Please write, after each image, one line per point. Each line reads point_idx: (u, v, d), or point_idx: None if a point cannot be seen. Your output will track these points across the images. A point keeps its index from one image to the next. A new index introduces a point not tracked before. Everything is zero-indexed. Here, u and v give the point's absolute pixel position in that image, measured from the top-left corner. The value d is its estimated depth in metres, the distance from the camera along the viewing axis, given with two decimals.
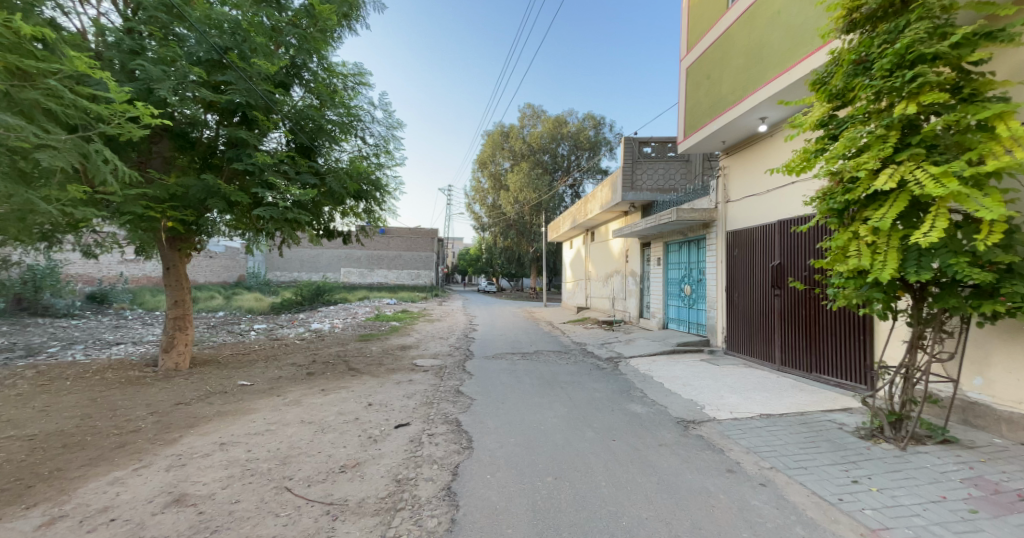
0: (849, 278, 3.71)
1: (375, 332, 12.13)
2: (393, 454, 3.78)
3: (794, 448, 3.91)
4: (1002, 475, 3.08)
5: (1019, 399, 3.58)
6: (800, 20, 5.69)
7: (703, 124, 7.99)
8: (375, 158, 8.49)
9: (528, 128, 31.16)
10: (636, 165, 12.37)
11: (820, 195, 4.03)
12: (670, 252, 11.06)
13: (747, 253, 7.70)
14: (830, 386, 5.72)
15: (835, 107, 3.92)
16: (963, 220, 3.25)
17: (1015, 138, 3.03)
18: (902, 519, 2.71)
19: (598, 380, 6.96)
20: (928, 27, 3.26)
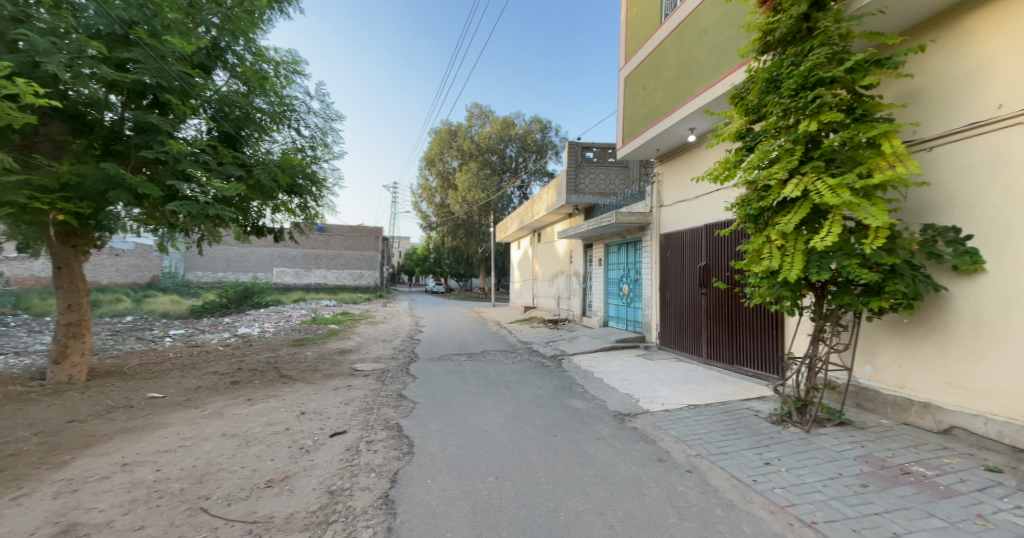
0: (763, 278, 4.10)
1: (311, 336, 11.45)
2: (326, 464, 3.58)
3: (716, 435, 4.23)
4: (886, 452, 3.54)
5: (900, 383, 4.13)
6: (723, 39, 6.16)
7: (639, 132, 8.41)
8: (310, 151, 8.04)
9: (476, 127, 31.00)
10: (579, 169, 12.76)
11: (739, 202, 4.40)
12: (610, 253, 11.51)
13: (678, 255, 8.20)
14: (748, 377, 6.25)
15: (751, 121, 4.29)
16: (855, 226, 3.69)
17: (895, 155, 3.49)
18: (806, 495, 3.02)
19: (542, 379, 7.08)
20: (827, 53, 3.68)
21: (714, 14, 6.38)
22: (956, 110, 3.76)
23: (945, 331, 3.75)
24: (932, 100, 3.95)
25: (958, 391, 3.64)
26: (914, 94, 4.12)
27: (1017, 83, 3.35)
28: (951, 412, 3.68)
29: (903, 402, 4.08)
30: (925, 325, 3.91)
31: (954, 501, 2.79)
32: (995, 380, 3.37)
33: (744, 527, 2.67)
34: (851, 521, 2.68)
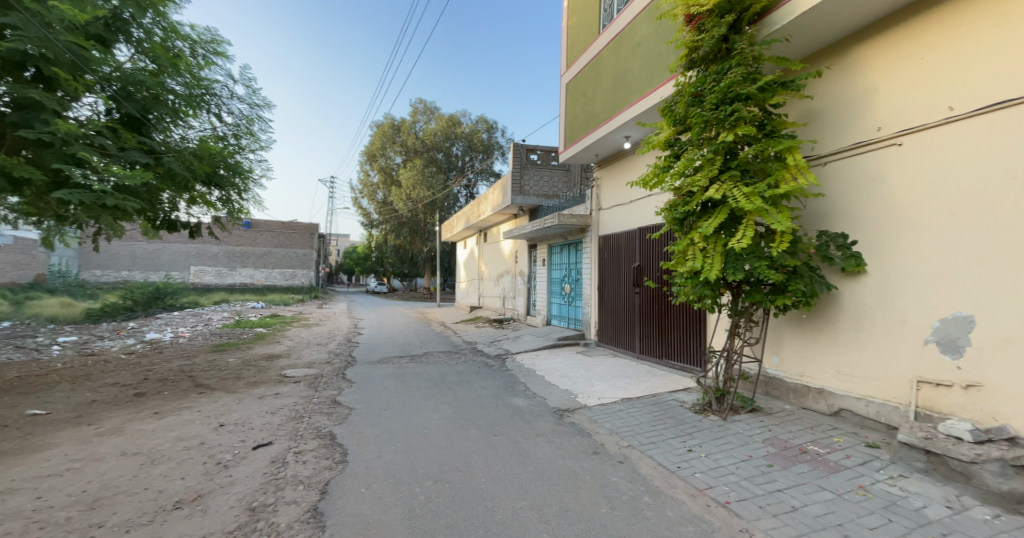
0: (688, 278, 4.41)
1: (236, 341, 10.56)
2: (248, 479, 3.32)
3: (646, 426, 4.48)
4: (788, 434, 3.95)
5: (801, 372, 4.63)
6: (654, 53, 6.52)
7: (579, 137, 8.68)
8: (234, 140, 7.40)
9: (421, 123, 30.27)
10: (523, 170, 12.92)
11: (667, 206, 4.70)
12: (553, 253, 11.78)
13: (614, 256, 8.59)
14: (676, 370, 6.69)
15: (678, 131, 4.60)
16: (764, 231, 4.09)
17: (796, 168, 3.92)
18: (722, 477, 3.29)
19: (484, 378, 7.08)
20: (743, 72, 4.04)
21: (647, 29, 6.73)
22: (845, 132, 4.28)
23: (836, 325, 4.26)
24: (827, 121, 4.47)
25: (846, 377, 4.15)
26: (813, 115, 4.63)
27: (892, 110, 3.88)
28: (840, 396, 4.19)
29: (802, 388, 4.58)
30: (820, 320, 4.42)
31: (842, 475, 3.18)
32: (876, 367, 3.89)
33: (668, 511, 2.85)
34: (759, 498, 2.96)
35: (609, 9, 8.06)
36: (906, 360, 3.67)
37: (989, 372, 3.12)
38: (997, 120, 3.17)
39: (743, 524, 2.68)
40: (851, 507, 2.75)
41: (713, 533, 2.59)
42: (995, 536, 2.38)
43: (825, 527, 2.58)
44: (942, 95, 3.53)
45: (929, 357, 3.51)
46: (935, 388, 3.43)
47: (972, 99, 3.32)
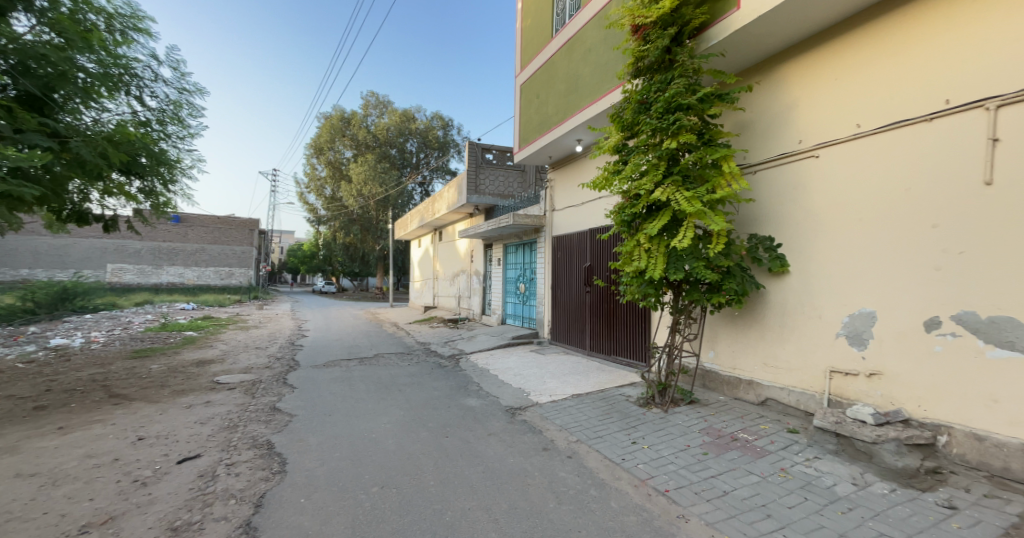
0: (634, 277, 4.60)
1: (161, 346, 9.66)
2: (170, 497, 3.05)
3: (594, 421, 4.62)
4: (722, 423, 4.23)
5: (733, 365, 4.97)
6: (603, 60, 6.72)
7: (533, 138, 8.78)
8: (158, 126, 6.77)
9: (373, 117, 29.23)
10: (479, 169, 12.86)
11: (615, 209, 4.86)
12: (508, 253, 11.84)
13: (567, 257, 8.77)
14: (623, 366, 6.95)
15: (626, 137, 4.78)
16: (703, 233, 4.35)
17: (731, 175, 4.20)
18: (662, 467, 3.46)
19: (437, 379, 6.97)
20: (684, 83, 4.26)
21: (597, 36, 6.93)
22: (772, 143, 4.64)
23: (764, 321, 4.61)
24: (757, 133, 4.83)
25: (772, 369, 4.50)
26: (745, 126, 4.98)
27: (811, 125, 4.27)
28: (766, 386, 4.54)
29: (734, 380, 4.91)
30: (751, 316, 4.76)
31: (767, 459, 3.45)
32: (796, 359, 4.26)
33: (612, 503, 2.95)
34: (695, 485, 3.14)
35: (561, 14, 8.21)
36: (821, 351, 4.05)
37: (887, 361, 3.51)
38: (896, 139, 3.57)
39: (680, 510, 2.83)
40: (774, 489, 3.00)
41: (653, 521, 2.71)
42: (892, 507, 2.69)
43: (751, 508, 2.79)
44: (851, 113, 3.92)
45: (840, 349, 3.89)
46: (845, 376, 3.82)
47: (876, 118, 3.73)
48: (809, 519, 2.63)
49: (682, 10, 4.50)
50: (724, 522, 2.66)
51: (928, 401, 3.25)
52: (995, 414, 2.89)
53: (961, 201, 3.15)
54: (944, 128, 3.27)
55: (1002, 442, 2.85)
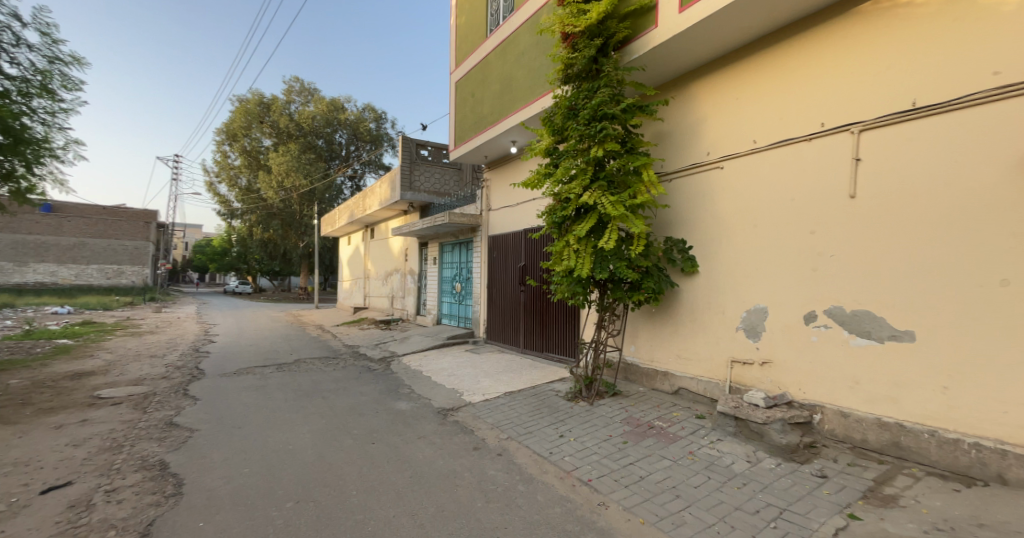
0: (564, 277, 4.78)
1: (26, 357, 8.18)
2: (27, 535, 2.58)
3: (524, 417, 4.71)
4: (641, 413, 4.52)
5: (651, 358, 5.34)
6: (536, 64, 6.86)
7: (468, 136, 8.74)
8: (20, 98, 5.71)
9: (297, 104, 27.17)
10: (413, 166, 12.51)
11: (546, 210, 4.99)
12: (443, 252, 11.66)
13: (502, 256, 8.85)
14: (554, 362, 7.16)
15: (556, 141, 4.93)
16: (625, 236, 4.62)
17: (650, 182, 4.51)
18: (586, 457, 3.62)
19: (365, 383, 6.65)
20: (610, 93, 4.50)
21: (530, 41, 7.06)
22: (685, 154, 5.05)
23: (677, 316, 5.00)
24: (673, 143, 5.22)
25: (684, 360, 4.90)
26: (663, 137, 5.37)
27: (717, 139, 4.71)
28: (678, 377, 4.93)
29: (652, 372, 5.27)
30: (667, 312, 5.14)
31: (678, 443, 3.76)
32: (704, 350, 4.68)
33: (539, 496, 3.03)
34: (615, 473, 3.32)
35: (495, 15, 8.24)
36: (724, 343, 4.49)
37: (776, 350, 4.00)
38: (784, 154, 4.06)
39: (601, 498, 2.98)
40: (683, 471, 3.27)
41: (576, 510, 2.82)
42: (777, 479, 3.06)
43: (663, 491, 3.02)
44: (749, 130, 4.39)
45: (740, 341, 4.33)
46: (743, 365, 4.27)
47: (768, 135, 4.21)
48: (711, 496, 2.90)
49: (607, 23, 4.75)
50: (640, 506, 2.84)
51: (807, 385, 3.74)
52: (857, 393, 3.41)
53: (833, 211, 3.65)
54: (821, 146, 3.78)
55: (861, 417, 3.36)
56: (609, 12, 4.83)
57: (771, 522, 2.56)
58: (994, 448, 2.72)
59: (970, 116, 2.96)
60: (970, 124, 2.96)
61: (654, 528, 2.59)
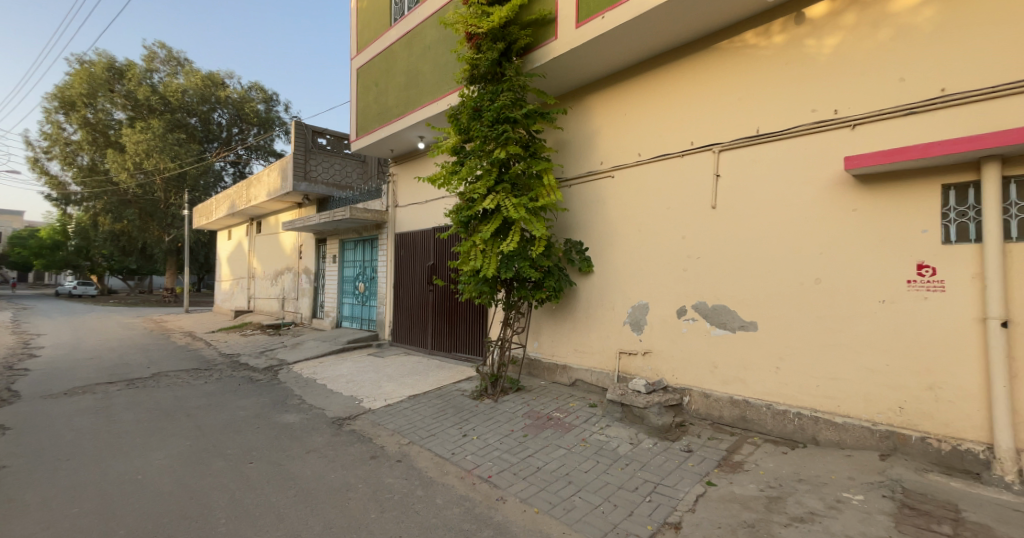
0: (470, 276, 4.79)
1: None
2: None
3: (428, 420, 4.61)
4: (541, 406, 4.72)
5: (552, 353, 5.61)
6: (442, 61, 6.75)
7: (371, 128, 8.29)
8: None
9: (163, 73, 23.16)
10: (308, 155, 11.47)
11: (453, 209, 4.95)
12: (344, 250, 10.89)
13: (408, 254, 8.56)
14: (461, 361, 7.14)
15: (462, 140, 4.93)
16: (528, 237, 4.79)
17: (550, 187, 4.73)
18: (487, 454, 3.66)
19: (247, 396, 5.91)
20: (513, 97, 4.62)
21: (436, 35, 6.92)
22: (582, 162, 5.40)
23: (575, 313, 5.33)
24: (572, 151, 5.54)
25: (580, 353, 5.24)
26: (563, 144, 5.66)
27: (609, 150, 5.10)
28: (575, 369, 5.25)
29: (553, 366, 5.54)
30: (566, 310, 5.44)
31: (572, 432, 4.00)
32: (597, 344, 5.06)
33: (437, 499, 2.98)
34: (514, 466, 3.42)
35: (400, 4, 7.95)
36: (613, 337, 4.89)
37: (655, 342, 4.48)
38: (663, 167, 4.55)
39: (499, 493, 3.04)
40: (576, 458, 3.49)
41: (474, 508, 2.84)
42: (653, 457, 3.42)
43: (557, 479, 3.18)
44: (635, 143, 4.83)
45: (626, 335, 4.76)
46: (629, 355, 4.70)
47: (651, 150, 4.68)
48: (598, 479, 3.14)
49: (509, 28, 4.88)
50: (534, 496, 2.96)
51: (679, 371, 4.25)
52: (716, 376, 3.97)
53: (701, 219, 4.19)
54: (692, 162, 4.30)
55: (719, 396, 3.92)
56: (511, 18, 4.95)
57: (647, 497, 2.85)
58: (809, 415, 3.37)
59: (798, 144, 3.60)
60: (797, 151, 3.60)
61: (547, 515, 2.72)
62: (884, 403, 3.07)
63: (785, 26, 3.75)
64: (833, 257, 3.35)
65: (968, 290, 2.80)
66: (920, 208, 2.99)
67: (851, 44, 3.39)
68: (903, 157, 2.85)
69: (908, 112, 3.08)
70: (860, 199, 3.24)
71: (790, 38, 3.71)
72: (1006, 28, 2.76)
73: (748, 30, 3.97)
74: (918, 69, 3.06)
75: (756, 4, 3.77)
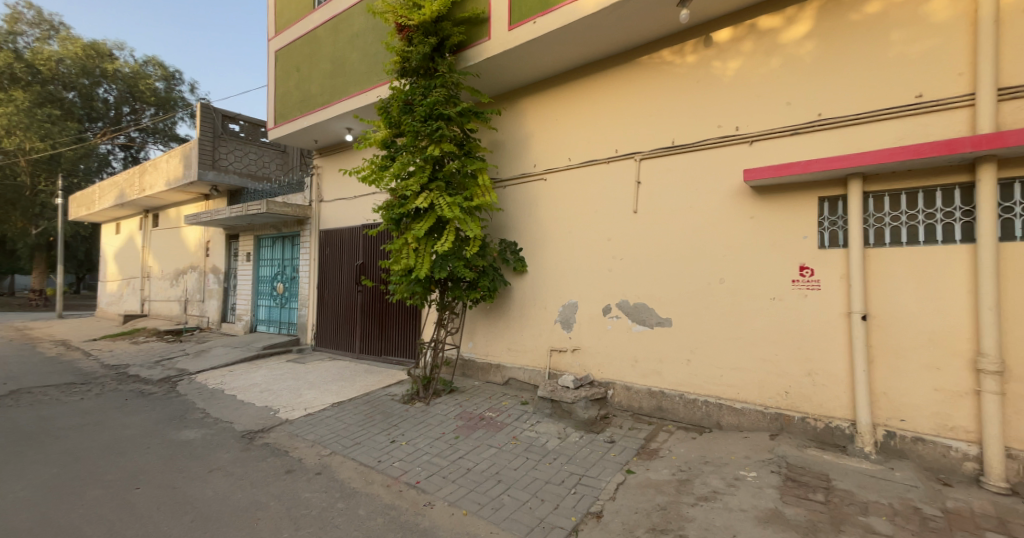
0: (402, 276, 4.63)
1: None
2: None
3: (353, 427, 4.37)
4: (473, 406, 4.70)
5: (485, 352, 5.61)
6: (371, 50, 6.45)
7: (292, 115, 7.69)
8: None
9: (29, 37, 19.56)
10: (216, 141, 10.36)
11: (383, 205, 4.76)
12: (261, 247, 9.99)
13: (335, 253, 8.08)
14: (392, 365, 6.89)
15: (393, 134, 4.75)
16: (462, 237, 4.75)
17: (485, 187, 4.72)
18: (416, 460, 3.56)
19: (136, 412, 5.17)
20: (446, 94, 4.54)
21: (364, 23, 6.60)
22: (515, 163, 5.47)
23: (508, 313, 5.38)
24: (505, 152, 5.58)
25: (513, 352, 5.31)
26: (497, 145, 5.68)
27: (541, 153, 5.22)
28: (508, 368, 5.30)
29: (486, 365, 5.54)
30: (499, 310, 5.47)
31: (504, 431, 4.02)
32: (529, 343, 5.15)
33: (360, 511, 2.84)
34: (443, 470, 3.36)
35: None
36: (544, 335, 5.01)
37: (583, 339, 4.66)
38: (591, 172, 4.75)
39: (427, 498, 2.97)
40: (506, 456, 3.52)
41: (400, 516, 2.74)
42: (579, 450, 3.55)
43: (487, 479, 3.18)
44: (565, 149, 4.99)
45: (556, 333, 4.90)
46: (559, 352, 4.85)
47: (580, 154, 4.86)
48: (527, 475, 3.19)
49: (441, 24, 4.79)
50: (464, 498, 2.93)
51: (604, 365, 4.48)
52: (637, 369, 4.23)
53: (625, 222, 4.43)
54: (617, 168, 4.54)
55: (638, 388, 4.19)
56: (444, 13, 4.86)
57: (572, 489, 2.95)
58: (714, 402, 3.72)
59: (706, 155, 3.95)
60: (706, 162, 3.95)
61: (475, 517, 2.70)
62: (774, 389, 3.48)
63: (696, 48, 4.10)
64: (735, 259, 3.72)
65: (838, 288, 3.26)
66: (802, 217, 3.43)
67: (749, 69, 3.79)
68: (790, 172, 3.24)
69: (793, 132, 3.52)
70: (757, 207, 3.64)
71: (700, 58, 4.06)
72: (867, 66, 3.25)
73: (665, 48, 4.28)
74: (802, 95, 3.50)
75: (672, 24, 4.07)
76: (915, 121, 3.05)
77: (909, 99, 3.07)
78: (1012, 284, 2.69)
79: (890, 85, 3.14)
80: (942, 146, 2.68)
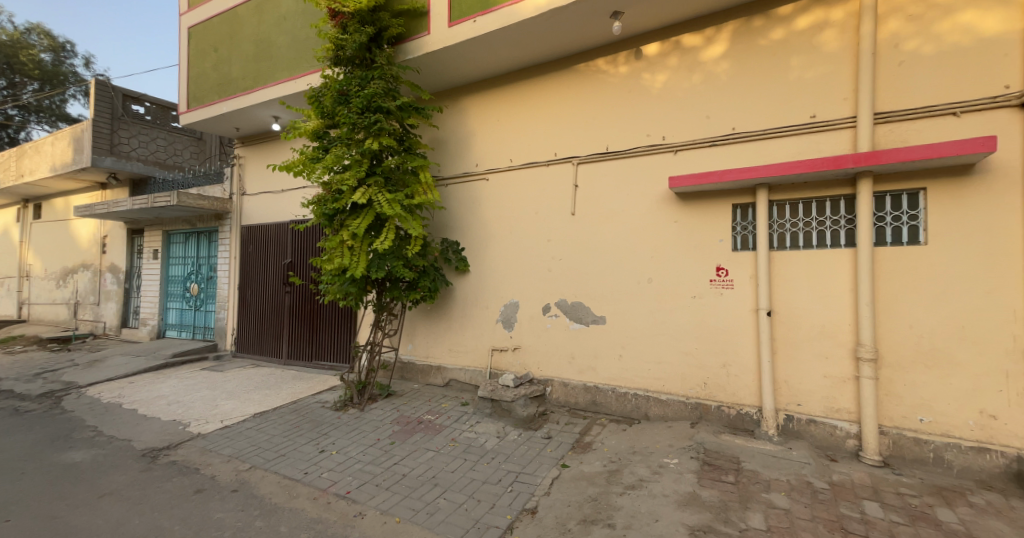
0: (335, 275, 4.37)
1: None
2: None
3: (277, 438, 4.06)
4: (411, 410, 4.57)
5: (425, 354, 5.49)
6: (301, 35, 6.04)
7: (209, 99, 6.99)
8: None
9: None
10: (114, 123, 9.14)
11: (314, 200, 4.48)
12: (172, 243, 8.99)
13: (260, 251, 7.47)
14: (325, 370, 6.51)
15: (326, 125, 4.49)
16: (403, 235, 4.61)
17: (426, 185, 4.62)
18: (347, 469, 3.38)
19: (4, 434, 4.40)
20: (384, 87, 4.38)
21: (294, 5, 6.16)
22: (457, 162, 5.41)
23: (449, 313, 5.30)
24: (447, 150, 5.50)
25: (453, 353, 5.24)
26: (438, 142, 5.58)
27: (482, 153, 5.21)
28: (448, 369, 5.23)
29: (426, 367, 5.42)
30: (440, 310, 5.38)
31: (442, 433, 3.96)
32: (470, 343, 5.12)
33: (281, 528, 2.63)
34: (376, 477, 3.23)
35: None
36: (485, 335, 5.01)
37: (523, 338, 4.72)
38: (531, 174, 4.83)
39: (358, 508, 2.84)
40: (444, 458, 3.46)
41: (327, 530, 2.59)
42: (517, 447, 3.59)
43: (423, 483, 3.11)
44: (507, 150, 5.02)
45: (497, 333, 4.92)
46: (500, 352, 4.87)
47: (521, 156, 4.91)
48: (464, 477, 3.16)
49: (378, 14, 4.62)
50: (398, 505, 2.84)
51: (543, 363, 4.57)
52: (573, 366, 4.37)
53: (563, 224, 4.55)
54: (555, 171, 4.66)
55: (575, 384, 4.33)
56: (381, 4, 4.69)
57: (509, 487, 2.97)
58: (643, 395, 3.94)
59: (637, 162, 4.17)
60: (637, 168, 4.17)
61: (410, 523, 2.63)
62: (694, 381, 3.75)
63: (628, 60, 4.31)
64: (662, 261, 3.96)
65: (748, 287, 3.59)
66: (719, 222, 3.74)
67: (674, 83, 4.06)
68: (709, 180, 3.51)
69: (712, 144, 3.81)
70: (681, 212, 3.90)
71: (631, 70, 4.28)
72: (771, 88, 3.62)
73: (600, 58, 4.46)
74: (719, 110, 3.82)
75: (606, 35, 4.24)
76: (810, 139, 3.44)
77: (805, 119, 3.45)
78: (884, 283, 3.12)
79: (791, 106, 3.52)
80: (831, 162, 3.05)
